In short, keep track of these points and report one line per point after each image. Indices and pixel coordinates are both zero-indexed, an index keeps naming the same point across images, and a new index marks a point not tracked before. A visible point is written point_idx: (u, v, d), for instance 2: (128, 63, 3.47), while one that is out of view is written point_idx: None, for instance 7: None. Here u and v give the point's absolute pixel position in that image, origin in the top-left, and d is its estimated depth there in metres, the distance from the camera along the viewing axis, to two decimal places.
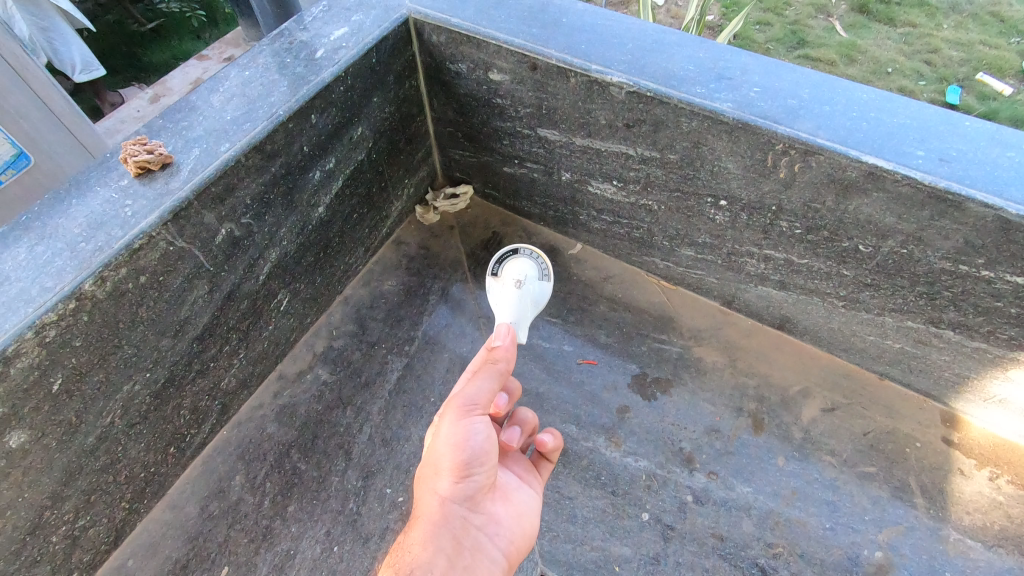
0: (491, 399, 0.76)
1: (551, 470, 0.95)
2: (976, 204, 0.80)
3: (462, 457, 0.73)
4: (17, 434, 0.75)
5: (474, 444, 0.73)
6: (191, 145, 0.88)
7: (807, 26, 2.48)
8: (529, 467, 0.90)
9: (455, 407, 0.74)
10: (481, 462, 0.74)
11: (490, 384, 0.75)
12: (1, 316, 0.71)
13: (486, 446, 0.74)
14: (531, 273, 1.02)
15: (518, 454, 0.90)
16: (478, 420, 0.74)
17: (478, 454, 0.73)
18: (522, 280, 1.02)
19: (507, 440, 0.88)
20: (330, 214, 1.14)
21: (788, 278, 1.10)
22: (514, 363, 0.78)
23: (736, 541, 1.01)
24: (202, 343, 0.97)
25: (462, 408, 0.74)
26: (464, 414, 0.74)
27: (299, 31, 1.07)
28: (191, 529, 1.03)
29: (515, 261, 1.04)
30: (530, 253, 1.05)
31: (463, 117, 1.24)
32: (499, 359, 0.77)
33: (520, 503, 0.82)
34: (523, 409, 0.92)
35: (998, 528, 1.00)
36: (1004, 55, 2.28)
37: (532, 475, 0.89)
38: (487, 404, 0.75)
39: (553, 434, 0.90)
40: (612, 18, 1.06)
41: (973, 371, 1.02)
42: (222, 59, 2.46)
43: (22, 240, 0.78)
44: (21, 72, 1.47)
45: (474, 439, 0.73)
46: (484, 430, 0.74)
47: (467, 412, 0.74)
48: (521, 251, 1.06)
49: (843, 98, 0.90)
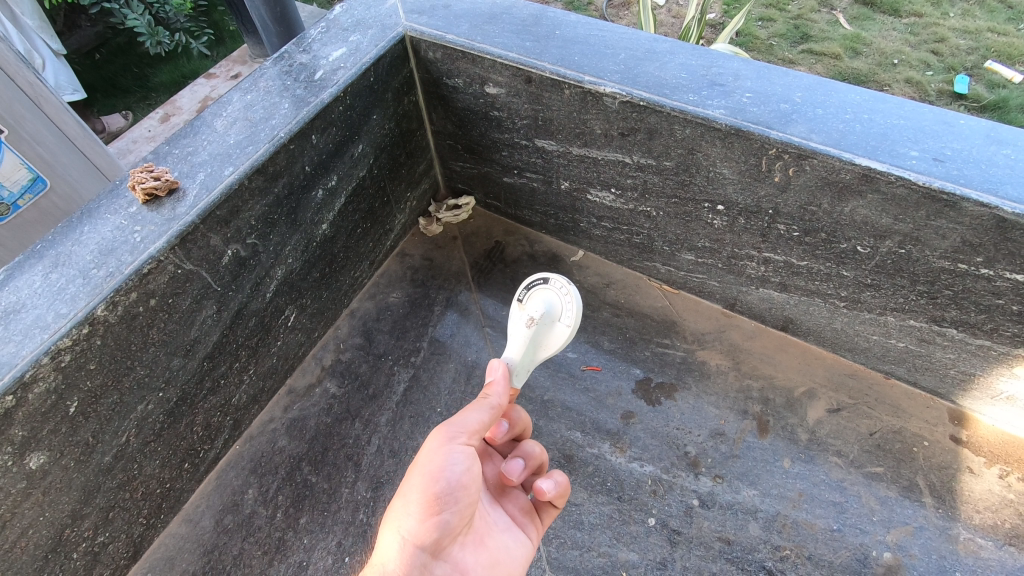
0: (481, 431, 0.74)
1: (556, 516, 0.91)
2: (971, 203, 0.79)
3: (457, 493, 0.70)
4: (37, 455, 0.78)
5: (454, 475, 0.69)
6: (196, 170, 0.91)
7: (810, 20, 2.46)
8: (525, 509, 0.88)
9: (443, 428, 0.71)
10: (457, 497, 0.70)
11: (481, 416, 0.74)
12: (18, 343, 0.74)
13: (466, 479, 0.70)
14: (557, 311, 0.89)
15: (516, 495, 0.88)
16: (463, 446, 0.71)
17: (455, 487, 0.69)
18: (537, 315, 0.89)
19: (506, 472, 0.82)
20: (334, 230, 1.16)
21: (789, 280, 1.10)
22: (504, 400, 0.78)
23: (743, 545, 1.01)
24: (213, 361, 1.00)
25: (448, 434, 0.71)
26: (447, 441, 0.70)
27: (299, 53, 1.10)
28: (207, 543, 1.05)
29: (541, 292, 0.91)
30: (560, 287, 0.91)
31: (462, 131, 1.26)
32: (490, 395, 0.77)
33: (498, 549, 0.79)
34: (516, 409, 0.89)
35: (1010, 527, 0.99)
36: (1014, 43, 2.26)
37: (526, 518, 0.87)
38: (475, 435, 0.73)
39: (554, 482, 0.81)
40: (605, 29, 1.08)
41: (978, 368, 1.02)
42: (230, 77, 2.51)
43: (38, 267, 0.81)
44: (36, 100, 1.51)
45: (452, 469, 0.69)
46: (463, 461, 0.70)
47: (457, 440, 0.71)
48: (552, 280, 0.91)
49: (835, 101, 0.91)
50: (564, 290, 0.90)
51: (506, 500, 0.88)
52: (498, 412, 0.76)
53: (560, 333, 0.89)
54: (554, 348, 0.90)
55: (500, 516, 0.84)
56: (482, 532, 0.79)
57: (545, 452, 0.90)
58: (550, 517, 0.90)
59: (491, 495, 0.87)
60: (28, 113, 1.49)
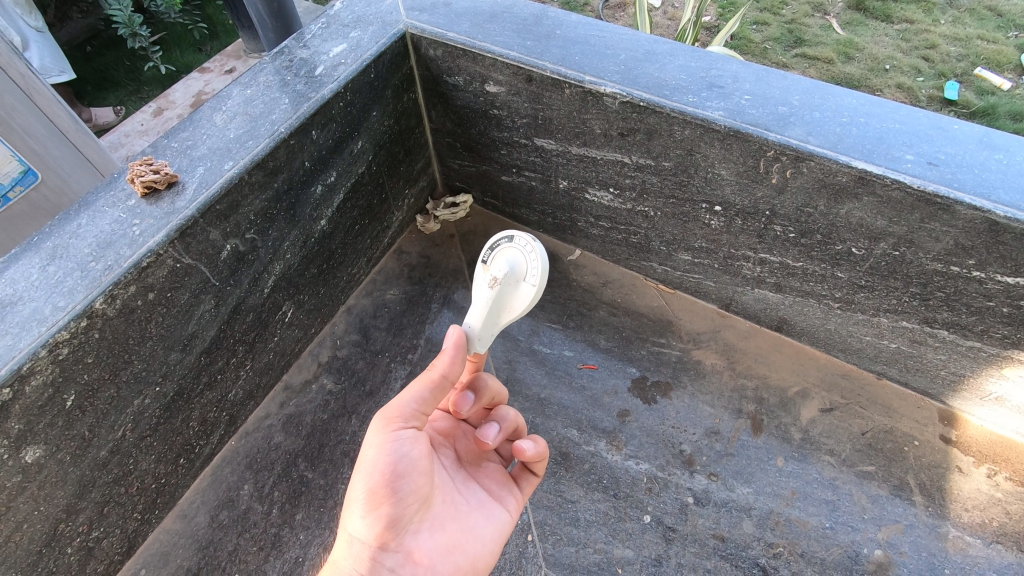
0: (425, 413, 0.75)
1: (535, 486, 0.91)
2: (964, 207, 0.81)
3: (399, 480, 0.71)
4: (33, 449, 0.78)
5: (397, 458, 0.71)
6: (196, 164, 0.91)
7: (804, 24, 2.49)
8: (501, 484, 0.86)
9: (383, 416, 0.72)
10: (405, 479, 0.71)
11: (422, 396, 0.74)
12: (15, 336, 0.73)
13: (405, 465, 0.71)
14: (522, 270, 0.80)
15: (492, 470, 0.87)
16: (402, 432, 0.72)
17: (399, 471, 0.71)
18: (500, 276, 0.79)
19: (483, 437, 0.82)
20: (332, 226, 1.16)
21: (784, 281, 1.11)
22: (452, 371, 0.75)
23: (737, 542, 1.02)
24: (210, 356, 1.00)
25: (388, 420, 0.72)
26: (387, 429, 0.72)
27: (299, 49, 1.09)
28: (202, 538, 1.05)
29: (505, 250, 0.81)
30: (526, 240, 0.80)
31: (461, 129, 1.26)
32: (434, 367, 0.74)
33: (464, 532, 0.78)
34: (483, 377, 0.84)
35: (997, 525, 1.01)
36: (1002, 50, 2.29)
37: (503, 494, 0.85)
38: (417, 419, 0.74)
39: (534, 441, 0.82)
40: (605, 29, 1.08)
41: (969, 370, 1.03)
42: (224, 72, 2.49)
43: (34, 260, 0.81)
44: (27, 91, 1.49)
45: (393, 458, 0.71)
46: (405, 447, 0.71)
47: (395, 426, 0.72)
48: (517, 237, 0.81)
49: (832, 105, 0.92)
50: (528, 247, 0.79)
51: (483, 474, 0.86)
52: (443, 388, 0.75)
53: (526, 292, 0.80)
54: (519, 310, 0.80)
55: (474, 494, 0.83)
56: (445, 516, 0.77)
57: (519, 417, 0.88)
58: (528, 487, 0.90)
59: (466, 469, 0.85)
60: (19, 104, 1.47)
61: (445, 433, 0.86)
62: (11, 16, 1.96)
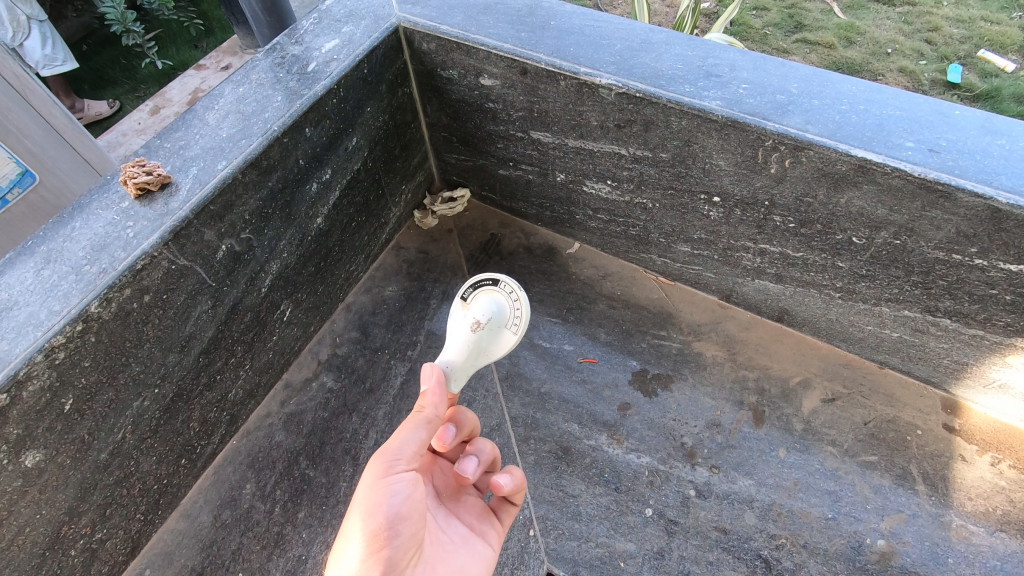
0: (422, 453, 0.71)
1: (515, 515, 0.89)
2: (966, 194, 0.80)
3: (399, 525, 0.66)
4: (32, 453, 0.78)
5: (394, 506, 0.66)
6: (188, 164, 0.90)
7: (805, 9, 2.46)
8: (481, 514, 0.86)
9: (377, 462, 0.68)
10: (401, 527, 0.66)
11: (420, 436, 0.71)
12: (10, 341, 0.73)
13: (407, 509, 0.67)
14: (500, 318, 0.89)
15: (470, 502, 0.86)
16: (400, 475, 0.68)
17: (397, 518, 0.66)
18: (483, 319, 0.88)
19: (461, 472, 0.79)
20: (329, 224, 1.15)
21: (785, 271, 1.10)
22: (442, 409, 0.74)
23: (739, 534, 1.02)
24: (208, 357, 1.00)
25: (387, 463, 0.68)
26: (386, 472, 0.68)
27: (291, 45, 1.08)
28: (205, 538, 1.05)
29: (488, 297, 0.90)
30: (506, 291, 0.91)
31: (457, 123, 1.25)
32: (425, 408, 0.73)
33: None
34: (463, 410, 0.84)
35: (1001, 514, 1.01)
36: (1006, 31, 2.25)
37: (485, 523, 0.85)
38: (415, 459, 0.70)
39: (510, 476, 0.81)
40: (600, 19, 1.07)
41: (972, 358, 1.02)
42: (221, 68, 2.48)
43: (29, 264, 0.80)
44: (23, 92, 1.48)
45: (392, 501, 0.66)
46: (404, 489, 0.67)
47: (393, 469, 0.68)
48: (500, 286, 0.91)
49: (832, 92, 0.90)
50: (514, 296, 0.90)
51: (461, 508, 0.85)
52: (435, 425, 0.73)
53: (505, 337, 0.89)
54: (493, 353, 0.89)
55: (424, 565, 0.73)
56: (433, 558, 0.74)
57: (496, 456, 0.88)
58: (509, 516, 0.89)
59: (445, 504, 0.84)
60: (15, 106, 1.46)
61: (427, 469, 0.85)
62: (29, 9, 2.00)
